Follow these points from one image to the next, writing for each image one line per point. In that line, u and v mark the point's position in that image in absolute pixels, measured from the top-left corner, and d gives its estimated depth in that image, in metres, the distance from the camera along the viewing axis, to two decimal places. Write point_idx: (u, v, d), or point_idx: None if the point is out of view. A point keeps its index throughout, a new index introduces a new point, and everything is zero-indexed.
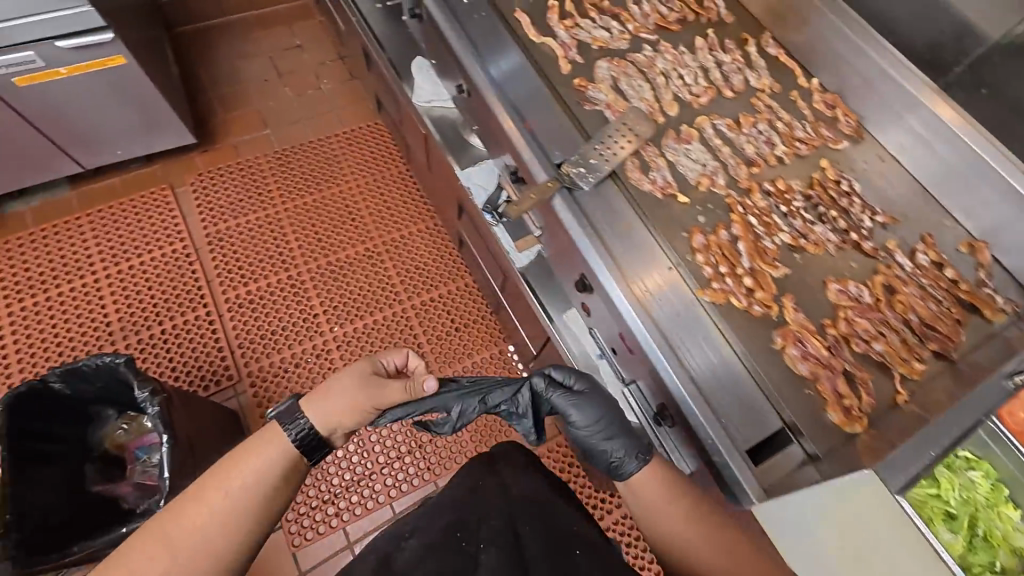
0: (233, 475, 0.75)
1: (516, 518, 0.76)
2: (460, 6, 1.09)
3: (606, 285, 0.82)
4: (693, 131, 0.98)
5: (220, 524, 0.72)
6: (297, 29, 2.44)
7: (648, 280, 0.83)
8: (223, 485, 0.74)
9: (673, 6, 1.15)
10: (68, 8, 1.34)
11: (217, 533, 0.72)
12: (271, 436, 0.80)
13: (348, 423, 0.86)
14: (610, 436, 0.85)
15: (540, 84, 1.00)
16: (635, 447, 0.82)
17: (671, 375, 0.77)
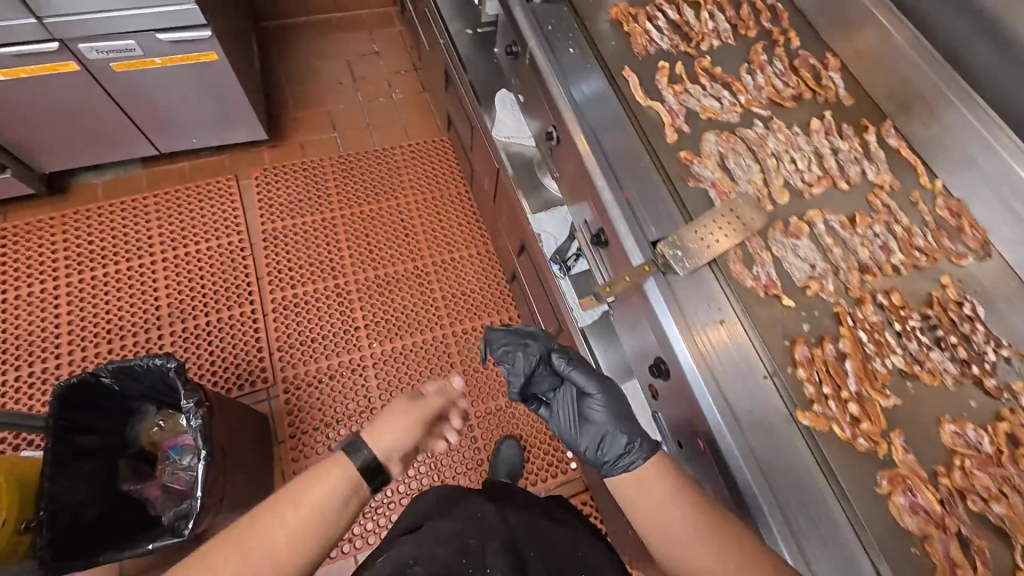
0: (292, 507, 0.74)
1: (519, 543, 0.77)
2: (566, 57, 1.05)
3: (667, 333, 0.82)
4: (803, 224, 0.90)
5: (274, 559, 0.71)
6: (376, 35, 2.46)
7: (710, 332, 0.79)
8: (281, 518, 0.73)
9: (788, 81, 1.08)
10: (175, 4, 1.36)
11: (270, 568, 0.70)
12: (335, 466, 0.78)
13: (405, 441, 0.85)
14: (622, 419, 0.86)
15: (641, 151, 0.94)
16: (640, 436, 0.82)
17: (719, 424, 0.75)
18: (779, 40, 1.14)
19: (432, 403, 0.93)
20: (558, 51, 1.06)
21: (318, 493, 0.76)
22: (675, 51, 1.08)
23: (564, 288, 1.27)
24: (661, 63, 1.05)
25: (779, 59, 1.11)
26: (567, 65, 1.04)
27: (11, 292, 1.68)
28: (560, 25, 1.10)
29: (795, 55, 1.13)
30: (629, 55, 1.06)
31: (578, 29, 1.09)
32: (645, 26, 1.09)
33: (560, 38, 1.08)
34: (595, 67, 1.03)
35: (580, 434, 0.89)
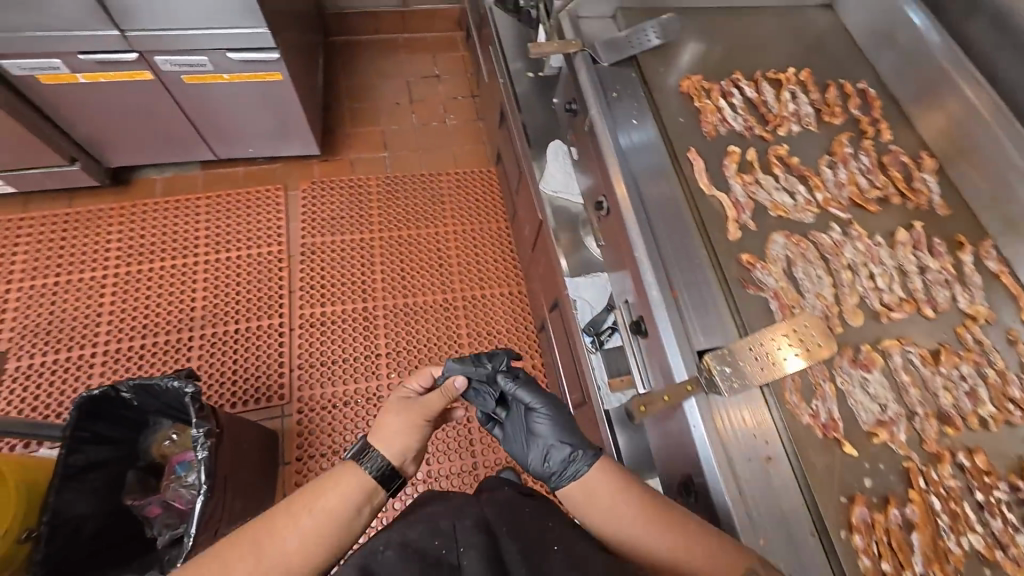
0: (302, 509, 0.68)
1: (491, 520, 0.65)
2: (627, 129, 0.98)
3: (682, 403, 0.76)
4: (876, 355, 0.79)
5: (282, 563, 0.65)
6: (440, 58, 2.47)
7: (732, 411, 0.74)
8: (291, 519, 0.67)
9: (874, 180, 0.97)
10: (249, 28, 1.39)
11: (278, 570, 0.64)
12: (346, 473, 0.71)
13: (413, 444, 0.77)
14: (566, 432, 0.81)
15: (698, 246, 0.87)
16: (583, 445, 0.77)
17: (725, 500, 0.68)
18: (868, 131, 1.03)
19: (435, 395, 0.82)
20: (620, 120, 1.00)
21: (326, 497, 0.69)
22: (749, 134, 1.00)
23: (593, 364, 1.18)
24: (731, 147, 0.97)
25: (866, 153, 1.00)
26: (628, 137, 0.97)
27: (64, 276, 1.76)
28: (626, 92, 1.04)
29: (884, 151, 1.02)
30: (698, 134, 0.98)
31: (645, 99, 1.02)
32: (719, 104, 1.02)
33: (623, 106, 1.01)
34: (658, 144, 0.96)
35: (528, 449, 0.83)
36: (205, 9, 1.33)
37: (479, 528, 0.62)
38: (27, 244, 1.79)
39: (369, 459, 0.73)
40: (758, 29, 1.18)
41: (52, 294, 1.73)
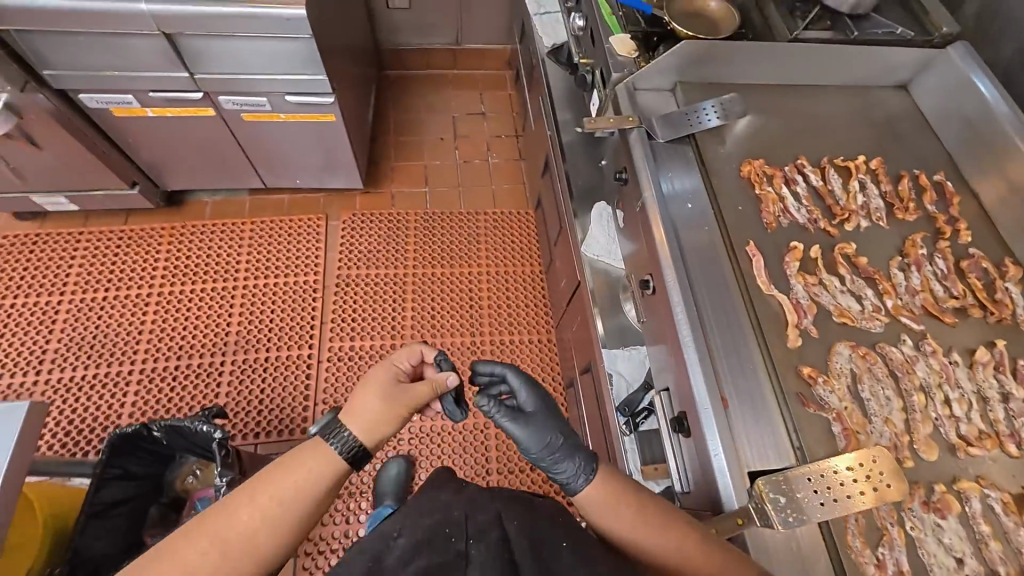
0: (265, 489, 0.67)
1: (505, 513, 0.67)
2: (681, 212, 0.94)
3: (702, 415, 0.76)
4: (954, 498, 0.71)
5: (241, 546, 0.64)
6: (486, 96, 2.50)
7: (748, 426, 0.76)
8: (257, 501, 0.66)
9: (952, 288, 0.90)
10: (309, 75, 1.45)
11: (237, 555, 0.63)
12: (312, 450, 0.71)
13: (391, 430, 0.78)
14: (558, 459, 0.76)
15: (753, 351, 0.81)
16: (575, 470, 0.74)
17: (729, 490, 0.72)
18: (945, 231, 0.96)
19: (424, 386, 0.82)
20: (674, 201, 0.95)
21: (295, 477, 0.68)
22: (812, 227, 0.95)
23: (628, 446, 1.13)
24: (794, 242, 0.92)
25: (942, 256, 0.93)
26: (683, 221, 0.93)
27: (112, 292, 1.83)
28: (681, 172, 1.00)
29: (962, 254, 0.95)
30: (758, 226, 0.94)
31: (702, 181, 0.98)
32: (781, 192, 0.97)
33: (677, 187, 0.97)
34: (715, 232, 0.92)
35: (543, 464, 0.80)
36: (267, 55, 1.38)
37: (493, 522, 0.64)
38: (82, 258, 1.87)
39: (335, 434, 0.73)
40: (825, 110, 1.13)
41: (99, 309, 1.80)
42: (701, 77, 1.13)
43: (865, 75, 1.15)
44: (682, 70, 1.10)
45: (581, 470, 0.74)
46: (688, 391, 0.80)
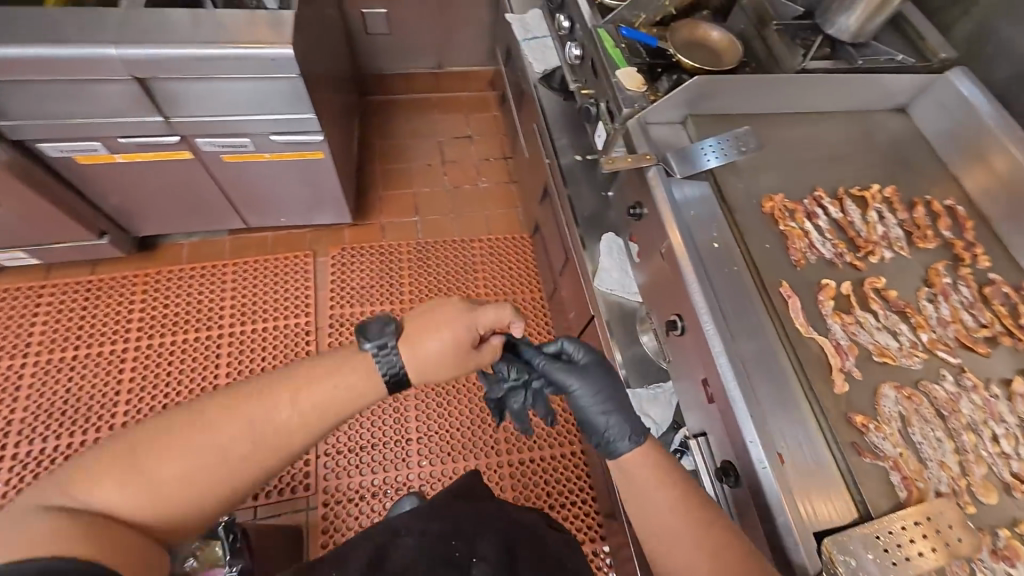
0: (305, 396, 0.65)
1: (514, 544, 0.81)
2: (709, 253, 0.92)
3: (741, 419, 0.77)
4: (1019, 543, 0.70)
5: (277, 440, 0.64)
6: (471, 119, 2.45)
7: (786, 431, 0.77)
8: (299, 405, 0.65)
9: (980, 317, 0.90)
10: (295, 113, 1.38)
11: (273, 446, 0.64)
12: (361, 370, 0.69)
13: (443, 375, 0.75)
14: (608, 412, 0.83)
15: (800, 400, 0.79)
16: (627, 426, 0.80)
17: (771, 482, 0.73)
18: (964, 258, 0.97)
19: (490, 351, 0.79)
20: (700, 243, 0.94)
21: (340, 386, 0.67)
22: (839, 262, 0.94)
23: None
24: (825, 280, 0.90)
25: (965, 284, 0.93)
26: (712, 263, 0.91)
27: (82, 349, 1.68)
28: (704, 211, 0.98)
29: (983, 280, 0.95)
30: (786, 264, 0.92)
31: (726, 220, 0.97)
32: (805, 227, 0.95)
33: (702, 227, 0.96)
34: (747, 273, 0.91)
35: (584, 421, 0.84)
36: (251, 94, 1.30)
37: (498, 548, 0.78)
38: (46, 313, 1.72)
39: (387, 357, 0.70)
40: (831, 138, 1.13)
41: (68, 369, 1.65)
42: (710, 109, 1.11)
43: (866, 101, 1.16)
44: (692, 104, 1.09)
45: (631, 434, 0.79)
46: (739, 445, 0.78)
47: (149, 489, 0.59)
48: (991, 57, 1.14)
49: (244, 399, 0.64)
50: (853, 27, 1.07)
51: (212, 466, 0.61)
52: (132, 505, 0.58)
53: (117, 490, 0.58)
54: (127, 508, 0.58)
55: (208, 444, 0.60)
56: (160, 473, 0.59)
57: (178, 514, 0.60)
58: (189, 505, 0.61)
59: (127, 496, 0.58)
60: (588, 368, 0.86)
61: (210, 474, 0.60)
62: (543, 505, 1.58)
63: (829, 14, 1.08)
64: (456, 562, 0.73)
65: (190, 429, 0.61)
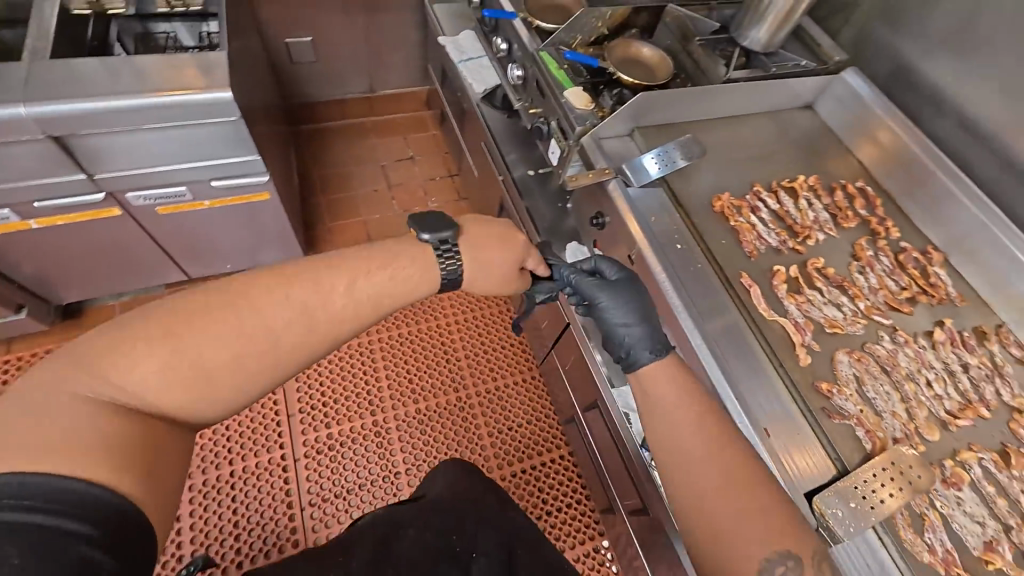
0: (362, 285, 0.77)
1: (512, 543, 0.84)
2: (673, 254, 1.01)
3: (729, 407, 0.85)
4: (960, 470, 0.83)
5: (327, 319, 0.74)
6: (411, 139, 2.44)
7: (765, 409, 0.85)
8: (354, 292, 0.76)
9: (899, 281, 1.05)
10: (237, 156, 1.31)
11: (324, 324, 0.73)
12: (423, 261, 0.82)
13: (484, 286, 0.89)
14: (630, 322, 0.87)
15: (774, 378, 0.88)
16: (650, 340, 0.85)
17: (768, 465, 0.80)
18: (879, 231, 1.13)
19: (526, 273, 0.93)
20: (666, 247, 1.02)
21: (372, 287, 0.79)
22: (784, 248, 1.05)
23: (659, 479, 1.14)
24: (776, 266, 1.01)
25: (883, 254, 1.09)
26: (678, 264, 1.00)
27: None
28: (663, 216, 1.06)
29: (896, 248, 1.11)
30: (741, 256, 1.02)
31: (683, 222, 1.06)
32: (751, 221, 1.06)
33: (665, 231, 1.04)
34: (710, 269, 1.00)
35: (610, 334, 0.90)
36: (180, 141, 1.22)
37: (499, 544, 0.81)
38: None
39: (445, 259, 0.84)
40: (757, 136, 1.27)
41: None
42: (653, 120, 1.20)
43: (780, 101, 1.30)
44: (637, 117, 1.17)
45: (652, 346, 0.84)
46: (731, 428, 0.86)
47: (196, 372, 0.64)
48: (871, 56, 1.34)
49: (293, 287, 0.72)
50: (764, 39, 1.22)
51: (257, 353, 0.68)
52: (165, 393, 0.63)
53: (156, 372, 0.62)
54: (160, 397, 0.62)
55: (255, 323, 0.68)
56: (209, 354, 0.65)
57: (233, 388, 0.67)
58: (227, 388, 0.67)
59: (172, 376, 0.63)
60: (618, 281, 0.92)
61: (254, 357, 0.68)
62: (542, 512, 1.61)
63: (742, 28, 1.23)
64: (457, 557, 0.76)
65: (236, 305, 0.68)
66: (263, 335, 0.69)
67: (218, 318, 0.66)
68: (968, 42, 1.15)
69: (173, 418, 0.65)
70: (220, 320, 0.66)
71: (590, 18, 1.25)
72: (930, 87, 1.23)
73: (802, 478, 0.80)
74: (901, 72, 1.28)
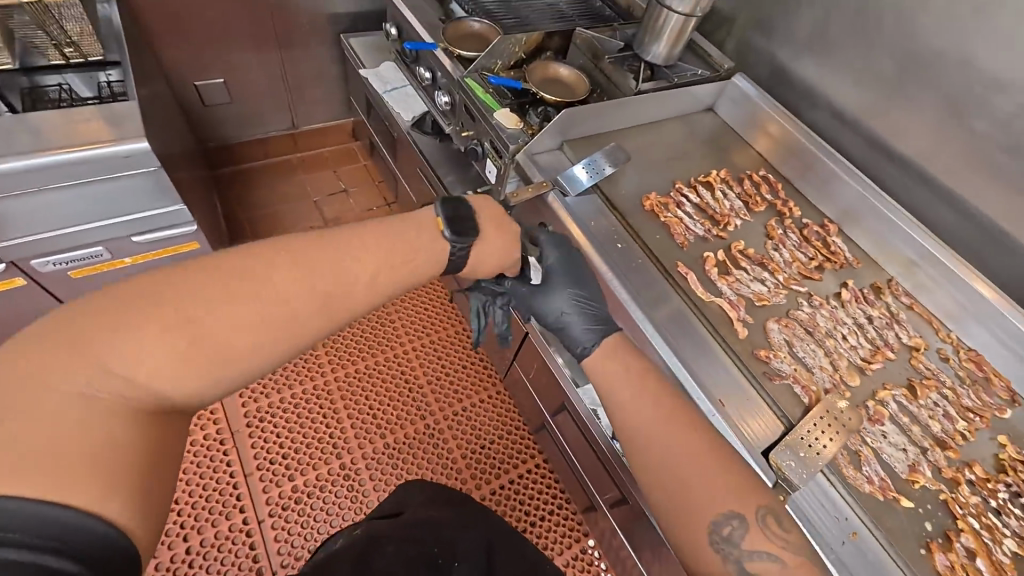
0: (390, 266, 0.71)
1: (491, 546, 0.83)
2: (615, 252, 1.09)
3: (685, 384, 0.93)
4: (880, 408, 0.95)
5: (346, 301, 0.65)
6: (342, 173, 2.44)
7: (716, 382, 0.94)
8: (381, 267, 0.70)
9: (807, 253, 1.20)
10: (161, 208, 1.25)
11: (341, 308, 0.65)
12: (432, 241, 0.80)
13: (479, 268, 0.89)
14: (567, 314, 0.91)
15: (719, 354, 0.97)
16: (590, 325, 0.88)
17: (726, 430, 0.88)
18: (784, 212, 1.28)
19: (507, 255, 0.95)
20: (608, 248, 1.09)
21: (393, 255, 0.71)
22: (710, 236, 1.17)
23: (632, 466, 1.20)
24: (705, 253, 1.12)
25: (791, 231, 1.24)
26: (621, 262, 1.07)
27: None
28: (601, 220, 1.14)
29: (801, 225, 1.27)
30: (675, 248, 1.12)
31: (620, 223, 1.14)
32: (678, 215, 1.17)
33: (605, 234, 1.11)
34: (649, 263, 1.08)
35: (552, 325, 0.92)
36: (93, 199, 1.14)
37: (477, 548, 0.79)
38: None
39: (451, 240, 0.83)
40: (671, 139, 1.40)
41: None
42: (579, 133, 1.29)
43: (685, 107, 1.45)
44: (564, 131, 1.25)
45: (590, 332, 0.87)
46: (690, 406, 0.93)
47: (206, 351, 0.55)
48: (753, 63, 1.53)
49: (321, 259, 0.64)
50: (664, 54, 1.36)
51: (275, 335, 0.59)
52: (168, 377, 0.53)
53: (162, 355, 0.53)
54: (160, 380, 0.53)
55: (277, 300, 0.59)
56: (221, 341, 0.55)
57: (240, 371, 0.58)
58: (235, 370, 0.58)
59: (177, 361, 0.53)
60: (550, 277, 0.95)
61: (271, 341, 0.59)
62: (526, 524, 1.61)
63: (644, 45, 1.37)
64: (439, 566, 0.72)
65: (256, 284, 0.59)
66: (279, 317, 0.59)
67: (238, 291, 0.57)
68: (826, 45, 1.35)
69: (173, 406, 0.56)
70: (231, 299, 0.56)
71: (507, 45, 1.33)
72: (804, 85, 1.43)
73: (757, 436, 0.89)
74: (778, 73, 1.48)
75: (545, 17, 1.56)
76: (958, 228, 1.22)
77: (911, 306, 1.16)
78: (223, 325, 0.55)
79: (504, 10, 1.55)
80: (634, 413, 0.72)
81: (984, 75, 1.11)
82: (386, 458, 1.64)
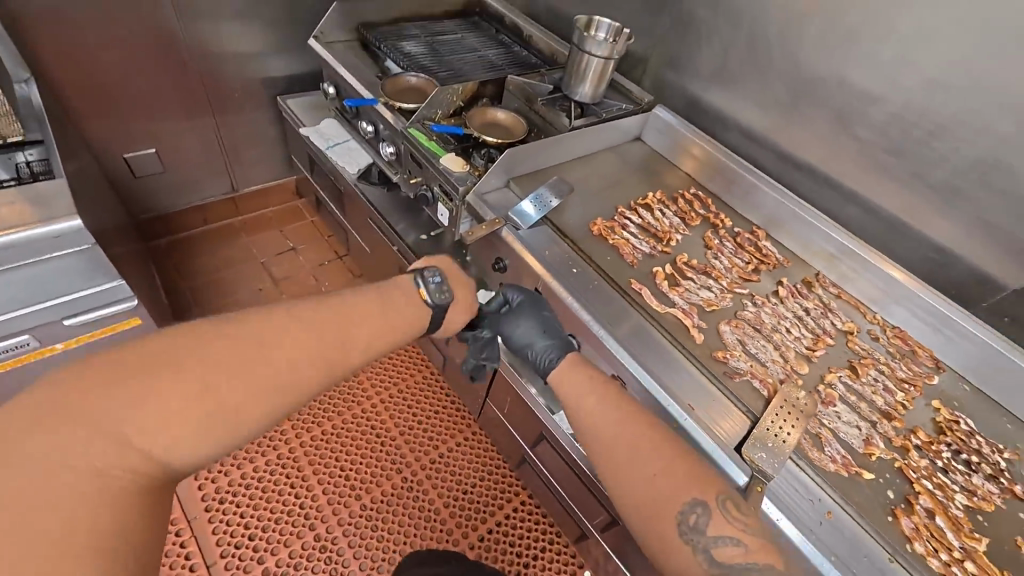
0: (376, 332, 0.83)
1: None
2: (572, 277, 1.14)
3: (656, 394, 0.98)
4: (830, 391, 1.03)
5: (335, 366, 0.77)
6: (288, 230, 2.40)
7: (682, 388, 0.99)
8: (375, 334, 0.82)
9: (743, 258, 1.31)
10: (97, 286, 1.22)
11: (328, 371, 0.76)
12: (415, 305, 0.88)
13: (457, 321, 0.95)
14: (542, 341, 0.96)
15: (682, 360, 1.03)
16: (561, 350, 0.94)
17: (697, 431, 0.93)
18: (717, 223, 1.40)
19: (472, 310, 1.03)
20: (565, 274, 1.15)
21: (377, 315, 0.84)
22: (656, 252, 1.25)
23: None
24: (654, 268, 1.19)
25: (726, 240, 1.35)
26: (579, 286, 1.13)
27: None
28: (555, 248, 1.20)
29: (734, 233, 1.39)
30: (626, 266, 1.19)
31: (573, 249, 1.20)
32: (625, 236, 1.25)
33: (561, 260, 1.17)
34: (605, 283, 1.14)
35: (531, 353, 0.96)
36: (21, 284, 1.09)
37: None
38: None
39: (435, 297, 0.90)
40: (608, 168, 1.51)
41: None
42: (523, 170, 1.37)
43: (615, 138, 1.57)
44: (509, 170, 1.32)
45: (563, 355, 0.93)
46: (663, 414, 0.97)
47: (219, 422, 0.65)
48: (669, 95, 1.70)
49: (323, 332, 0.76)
50: (590, 93, 1.48)
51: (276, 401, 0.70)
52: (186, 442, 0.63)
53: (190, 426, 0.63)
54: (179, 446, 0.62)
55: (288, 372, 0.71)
56: (230, 411, 0.65)
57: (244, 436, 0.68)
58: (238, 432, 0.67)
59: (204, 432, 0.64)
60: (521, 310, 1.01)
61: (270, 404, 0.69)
62: (519, 567, 1.56)
63: (571, 87, 1.49)
64: None
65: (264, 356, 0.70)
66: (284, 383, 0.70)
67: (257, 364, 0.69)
68: (728, 76, 1.53)
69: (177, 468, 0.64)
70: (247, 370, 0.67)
71: (445, 95, 1.40)
72: (716, 111, 1.60)
73: (727, 433, 0.94)
74: (692, 103, 1.65)
75: (477, 68, 1.67)
76: (863, 221, 1.39)
77: (839, 295, 1.29)
78: (238, 393, 0.66)
79: (438, 64, 1.64)
80: (601, 426, 0.79)
81: (858, 91, 1.29)
82: (365, 523, 1.55)
